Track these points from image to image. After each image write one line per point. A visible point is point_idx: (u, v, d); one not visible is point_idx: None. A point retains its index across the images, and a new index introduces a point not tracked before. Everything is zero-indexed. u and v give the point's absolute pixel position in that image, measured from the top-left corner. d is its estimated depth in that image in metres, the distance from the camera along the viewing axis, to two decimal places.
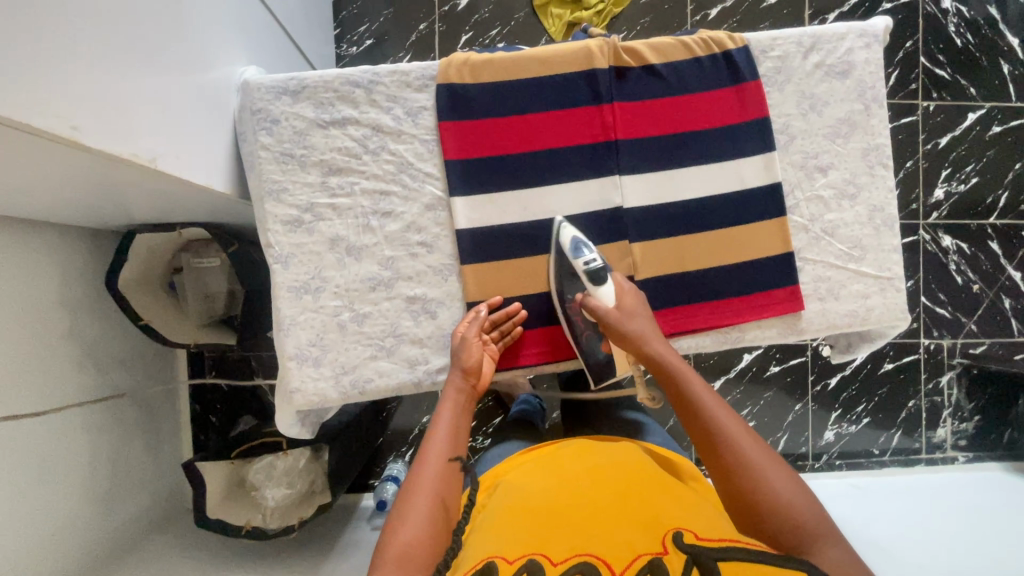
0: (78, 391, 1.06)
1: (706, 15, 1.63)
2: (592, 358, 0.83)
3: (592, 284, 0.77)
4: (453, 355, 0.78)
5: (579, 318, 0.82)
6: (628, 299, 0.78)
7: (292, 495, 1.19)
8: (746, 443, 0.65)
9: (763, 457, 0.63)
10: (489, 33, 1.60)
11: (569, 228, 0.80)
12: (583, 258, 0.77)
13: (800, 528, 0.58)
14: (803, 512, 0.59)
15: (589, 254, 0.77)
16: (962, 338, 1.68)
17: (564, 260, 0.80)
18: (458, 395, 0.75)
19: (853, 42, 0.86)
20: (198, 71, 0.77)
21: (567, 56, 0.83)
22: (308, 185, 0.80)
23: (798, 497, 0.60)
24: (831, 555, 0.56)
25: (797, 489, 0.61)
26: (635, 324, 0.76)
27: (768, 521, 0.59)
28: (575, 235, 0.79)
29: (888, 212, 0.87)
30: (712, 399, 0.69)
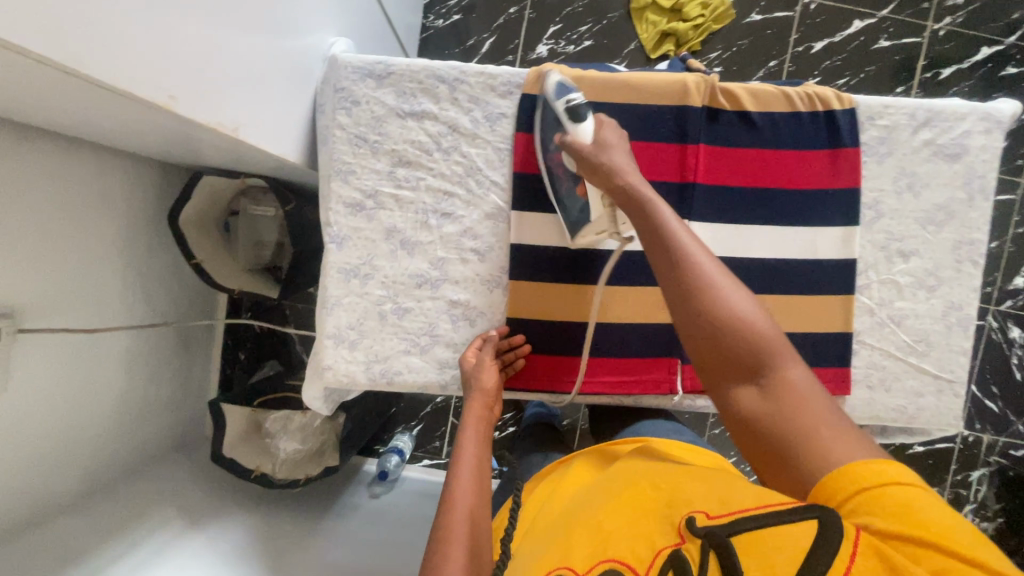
0: (127, 315, 1.12)
1: (809, 47, 1.54)
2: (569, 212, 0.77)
3: (571, 122, 0.71)
4: (467, 383, 0.76)
5: (560, 168, 0.77)
6: (608, 134, 0.70)
7: (303, 451, 1.23)
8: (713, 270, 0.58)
9: (728, 280, 0.58)
10: (579, 28, 1.55)
11: (555, 76, 0.76)
12: (567, 96, 0.73)
13: (761, 350, 0.54)
14: (767, 331, 0.54)
15: (573, 95, 0.73)
16: (1006, 436, 1.58)
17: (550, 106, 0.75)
18: (479, 424, 0.72)
19: (972, 124, 0.79)
20: (291, 41, 0.78)
21: (661, 87, 0.79)
22: (376, 172, 0.80)
23: (762, 318, 0.55)
24: (791, 374, 0.52)
25: (758, 308, 0.56)
26: (606, 155, 0.67)
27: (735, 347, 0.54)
28: (561, 80, 0.76)
29: (966, 311, 0.82)
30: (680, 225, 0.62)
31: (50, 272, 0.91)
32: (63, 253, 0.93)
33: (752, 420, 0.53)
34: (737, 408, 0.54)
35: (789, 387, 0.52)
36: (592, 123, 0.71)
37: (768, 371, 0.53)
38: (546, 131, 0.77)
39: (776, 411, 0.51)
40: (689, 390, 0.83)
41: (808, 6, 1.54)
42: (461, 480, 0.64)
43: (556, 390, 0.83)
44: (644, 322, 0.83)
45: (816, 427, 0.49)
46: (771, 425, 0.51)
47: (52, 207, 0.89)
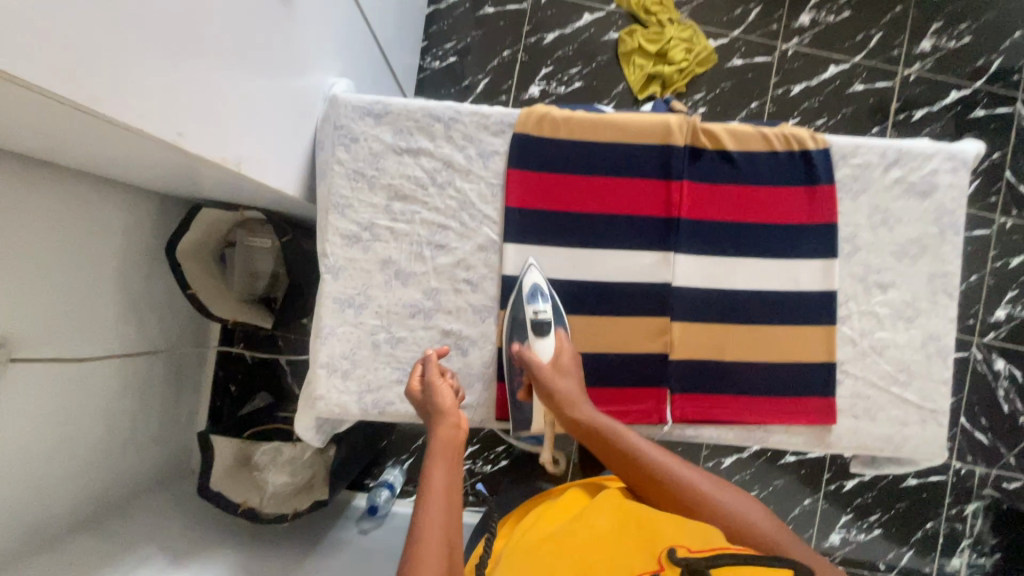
0: (119, 345, 1.12)
1: (788, 90, 1.62)
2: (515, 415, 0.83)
3: (535, 335, 0.79)
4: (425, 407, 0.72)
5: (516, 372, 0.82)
6: (556, 355, 0.79)
7: (292, 484, 1.22)
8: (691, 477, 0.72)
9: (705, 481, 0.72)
10: (569, 70, 1.63)
11: (535, 273, 0.81)
12: (536, 308, 0.79)
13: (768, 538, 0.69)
14: (754, 519, 0.70)
15: (541, 305, 0.80)
16: (997, 468, 1.61)
17: (517, 306, 0.81)
18: (445, 445, 0.68)
19: (939, 163, 0.84)
20: (293, 81, 0.82)
21: (646, 127, 0.83)
22: (372, 206, 0.83)
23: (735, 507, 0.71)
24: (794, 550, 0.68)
25: (739, 500, 0.71)
26: (563, 383, 0.76)
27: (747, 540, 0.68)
28: (537, 280, 0.81)
29: (944, 341, 0.85)
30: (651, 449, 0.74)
31: (45, 301, 0.92)
32: (59, 283, 0.94)
33: None
34: None
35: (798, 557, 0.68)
36: (549, 337, 0.80)
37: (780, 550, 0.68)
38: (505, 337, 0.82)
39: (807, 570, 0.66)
40: (679, 419, 0.84)
41: (785, 52, 1.62)
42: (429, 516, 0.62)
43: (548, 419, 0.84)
44: (633, 353, 0.84)
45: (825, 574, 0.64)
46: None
47: (50, 236, 0.90)
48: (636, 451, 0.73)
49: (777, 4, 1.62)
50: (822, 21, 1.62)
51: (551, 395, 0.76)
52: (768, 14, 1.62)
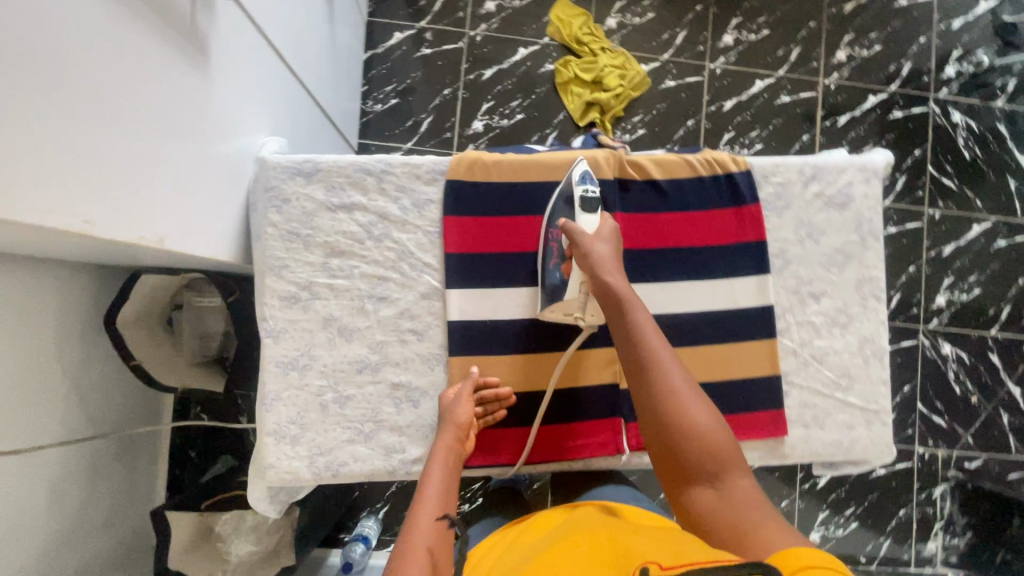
0: (59, 429, 1.05)
1: (720, 106, 1.69)
2: (546, 280, 0.80)
3: (581, 209, 0.78)
4: (442, 417, 0.77)
5: (555, 244, 0.82)
6: (599, 228, 0.77)
7: (258, 552, 1.16)
8: (682, 383, 0.67)
9: (690, 390, 0.67)
10: (510, 104, 1.67)
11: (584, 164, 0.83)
12: (584, 186, 0.79)
13: (715, 460, 0.64)
14: (717, 439, 0.64)
15: (591, 186, 0.79)
16: (958, 450, 1.68)
17: (566, 186, 0.81)
18: (448, 452, 0.73)
19: (852, 175, 0.89)
20: (218, 147, 0.81)
21: (575, 163, 0.86)
22: (309, 264, 0.82)
23: (713, 426, 0.65)
24: (740, 483, 0.63)
25: (716, 421, 0.66)
26: (599, 249, 0.74)
27: (694, 455, 0.64)
28: (587, 170, 0.82)
29: (878, 343, 0.88)
30: (653, 332, 0.70)
31: None
32: None
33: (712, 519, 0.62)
34: (692, 501, 0.64)
35: (736, 490, 0.62)
36: (595, 216, 0.78)
37: (721, 477, 0.63)
38: (557, 204, 0.82)
39: (724, 513, 0.61)
40: (636, 447, 0.85)
41: (713, 71, 1.70)
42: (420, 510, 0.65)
43: (509, 461, 0.84)
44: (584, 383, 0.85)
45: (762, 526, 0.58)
46: (727, 522, 0.60)
47: None
48: (637, 328, 0.70)
49: (701, 27, 1.70)
50: (744, 40, 1.71)
51: (586, 259, 0.74)
52: (694, 36, 1.70)
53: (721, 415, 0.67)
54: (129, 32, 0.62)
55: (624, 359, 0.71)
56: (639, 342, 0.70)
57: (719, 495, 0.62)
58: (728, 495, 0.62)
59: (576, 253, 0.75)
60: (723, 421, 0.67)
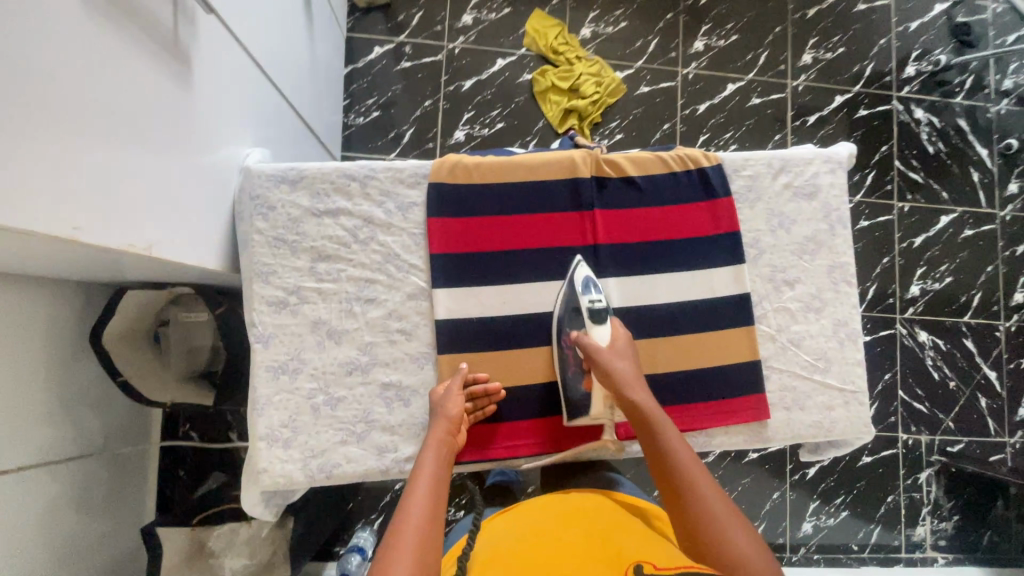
0: (47, 448, 1.04)
1: (694, 109, 1.75)
2: (570, 394, 0.84)
3: (591, 321, 0.81)
4: (433, 412, 0.78)
5: (570, 352, 0.85)
6: (616, 338, 0.81)
7: (251, 565, 1.16)
8: (718, 502, 0.66)
9: (729, 512, 0.65)
10: (490, 113, 1.71)
11: (584, 267, 0.85)
12: (589, 296, 0.82)
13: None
14: (757, 562, 0.60)
15: (595, 294, 0.82)
16: (940, 434, 1.72)
17: (571, 293, 0.84)
18: (440, 448, 0.75)
19: (819, 166, 0.93)
20: (204, 157, 0.83)
21: (553, 163, 0.88)
22: (296, 269, 0.83)
23: (755, 548, 0.61)
24: None
25: (755, 543, 0.62)
26: (617, 363, 0.78)
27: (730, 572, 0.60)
28: (588, 274, 0.85)
29: (852, 326, 0.92)
30: (687, 454, 0.71)
31: None
32: None
33: None
34: None
35: None
36: (609, 327, 0.82)
37: None
38: (563, 316, 0.84)
39: None
40: (624, 436, 0.87)
41: (686, 76, 1.76)
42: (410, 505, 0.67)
43: (501, 456, 0.85)
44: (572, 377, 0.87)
45: None
46: None
47: None
48: (667, 446, 0.72)
49: (672, 34, 1.76)
50: (714, 46, 1.77)
51: (608, 376, 0.78)
52: (666, 43, 1.76)
53: (766, 543, 0.62)
54: (114, 46, 0.63)
55: (656, 477, 0.72)
56: (670, 456, 0.71)
57: None
58: None
59: (595, 368, 0.79)
60: (771, 553, 0.62)
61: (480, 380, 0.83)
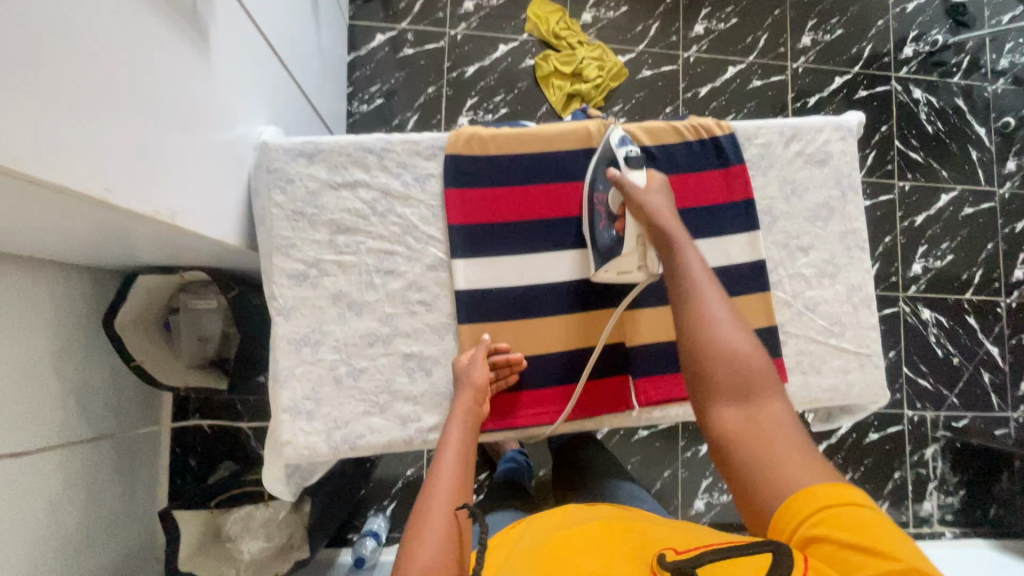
0: (59, 433, 1.03)
1: (696, 93, 1.76)
2: (599, 243, 0.84)
3: (627, 166, 0.80)
4: (459, 380, 0.79)
5: (603, 208, 0.84)
6: (648, 179, 0.80)
7: (269, 548, 1.15)
8: (722, 309, 0.67)
9: (730, 318, 0.66)
10: (494, 99, 1.71)
11: (621, 131, 0.86)
12: (625, 149, 0.81)
13: (746, 379, 0.62)
14: (753, 361, 0.63)
15: (631, 148, 0.82)
16: (945, 410, 1.74)
17: (607, 149, 0.85)
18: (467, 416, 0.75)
19: (830, 134, 0.94)
20: (222, 132, 0.83)
21: (568, 133, 0.89)
22: (316, 242, 0.83)
23: (753, 353, 0.64)
24: (772, 407, 0.61)
25: (753, 345, 0.64)
26: (651, 195, 0.77)
27: (725, 373, 0.63)
28: (624, 134, 0.84)
29: (866, 291, 0.93)
30: (698, 265, 0.71)
31: None
32: None
33: (729, 436, 0.60)
34: (714, 418, 0.62)
35: (763, 413, 0.61)
36: (645, 173, 0.80)
37: (748, 395, 0.62)
38: (596, 172, 0.85)
39: (748, 430, 0.60)
40: (645, 403, 0.88)
41: (688, 59, 1.77)
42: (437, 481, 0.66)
43: (523, 425, 0.85)
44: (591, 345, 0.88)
45: (784, 444, 0.57)
46: (749, 436, 0.59)
47: None
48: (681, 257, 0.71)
49: (673, 18, 1.77)
50: (714, 29, 1.78)
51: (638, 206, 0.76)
52: (666, 27, 1.77)
53: (762, 346, 0.65)
54: (136, 15, 0.63)
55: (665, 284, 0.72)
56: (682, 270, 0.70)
57: (745, 414, 0.61)
58: (753, 414, 0.61)
59: (628, 203, 0.78)
60: (766, 355, 0.65)
61: (501, 350, 0.84)
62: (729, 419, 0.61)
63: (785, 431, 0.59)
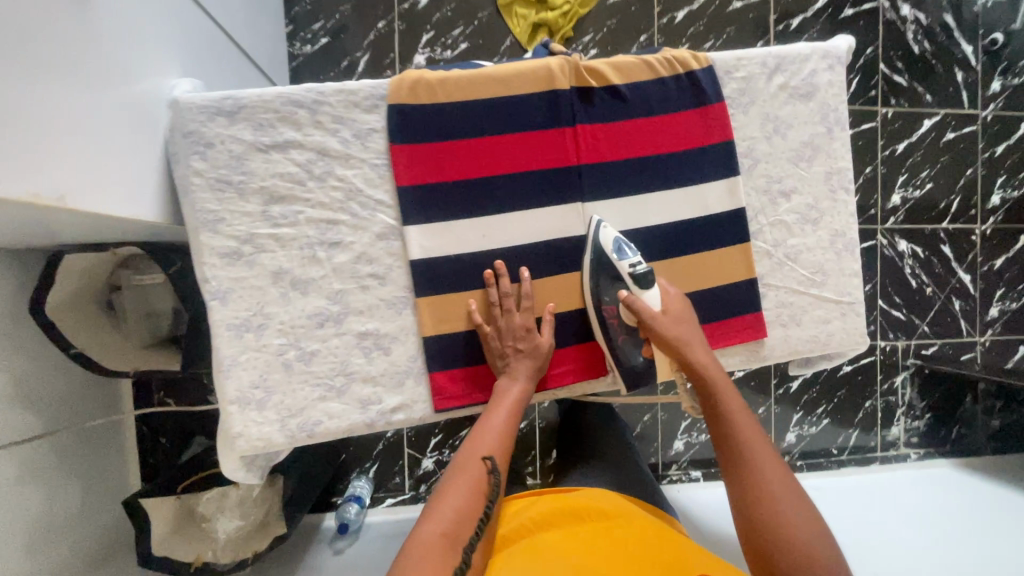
0: (11, 428, 0.97)
1: (672, 18, 1.61)
2: (626, 364, 0.82)
3: (639, 286, 0.76)
4: (506, 335, 0.77)
5: (614, 321, 0.80)
6: (674, 304, 0.77)
7: (246, 526, 1.13)
8: (776, 478, 0.68)
9: (786, 488, 0.67)
10: (451, 33, 1.54)
11: (608, 229, 0.79)
12: (628, 261, 0.76)
13: (807, 556, 0.63)
14: (812, 541, 0.64)
15: (634, 258, 0.76)
16: (916, 339, 1.77)
17: (602, 257, 0.78)
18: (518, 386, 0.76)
19: (816, 63, 0.85)
20: (122, 89, 0.71)
21: (527, 75, 0.78)
22: (247, 215, 0.73)
23: (812, 528, 0.65)
24: None
25: (812, 520, 0.65)
26: (683, 330, 0.76)
27: (787, 558, 0.63)
28: (616, 236, 0.78)
29: (849, 236, 0.88)
30: (748, 424, 0.72)
31: None
32: None
33: None
34: None
35: None
36: (658, 290, 0.78)
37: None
38: (598, 286, 0.79)
39: None
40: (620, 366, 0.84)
41: None
42: (476, 439, 0.71)
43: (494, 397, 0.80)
44: (562, 310, 0.82)
45: None
46: None
47: None
48: (730, 414, 0.73)
49: None
50: None
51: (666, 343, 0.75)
52: None
53: (821, 516, 0.66)
54: None
55: (713, 436, 0.74)
56: (732, 427, 0.72)
57: None
58: None
59: (654, 338, 0.76)
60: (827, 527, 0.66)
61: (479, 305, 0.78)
62: None
63: None
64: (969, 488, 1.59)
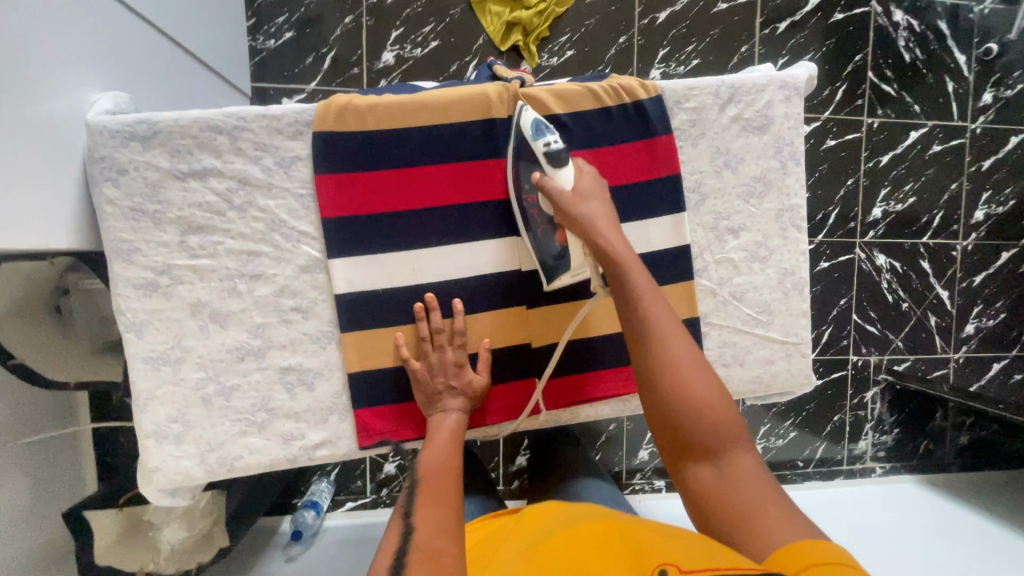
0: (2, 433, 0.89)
1: (654, 19, 1.55)
2: (544, 254, 0.75)
3: (551, 165, 0.69)
4: (432, 376, 0.74)
5: (535, 211, 0.74)
6: (584, 182, 0.69)
7: (192, 536, 1.06)
8: (682, 353, 0.62)
9: (691, 359, 0.62)
10: (422, 30, 1.48)
11: (530, 112, 0.73)
12: (544, 139, 0.69)
13: (715, 430, 0.59)
14: (718, 412, 0.60)
15: (550, 136, 0.70)
16: (889, 354, 1.75)
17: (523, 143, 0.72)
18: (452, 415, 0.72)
19: (772, 94, 0.81)
20: (31, 113, 0.67)
21: (462, 101, 0.75)
22: (164, 245, 0.71)
23: (716, 398, 0.60)
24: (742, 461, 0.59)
25: (716, 391, 0.61)
26: (589, 207, 0.67)
27: (695, 433, 0.59)
28: (536, 118, 0.72)
29: (798, 275, 0.85)
30: (651, 295, 0.64)
31: None
32: None
33: (701, 496, 0.59)
34: (690, 482, 0.60)
35: (738, 466, 0.59)
36: (569, 167, 0.70)
37: (720, 452, 0.59)
38: (519, 171, 0.74)
39: (724, 487, 0.58)
40: (553, 405, 0.82)
41: None
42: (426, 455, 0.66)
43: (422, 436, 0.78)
44: (495, 347, 0.79)
45: (756, 499, 0.56)
46: (722, 499, 0.57)
47: None
48: (636, 292, 0.64)
49: None
50: None
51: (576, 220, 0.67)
52: None
53: (728, 390, 0.62)
54: None
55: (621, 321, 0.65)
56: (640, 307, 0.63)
57: (716, 469, 0.59)
58: (730, 469, 0.59)
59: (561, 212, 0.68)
60: (733, 400, 0.62)
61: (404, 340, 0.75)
62: (705, 478, 0.59)
63: (757, 487, 0.57)
64: (929, 508, 1.58)
